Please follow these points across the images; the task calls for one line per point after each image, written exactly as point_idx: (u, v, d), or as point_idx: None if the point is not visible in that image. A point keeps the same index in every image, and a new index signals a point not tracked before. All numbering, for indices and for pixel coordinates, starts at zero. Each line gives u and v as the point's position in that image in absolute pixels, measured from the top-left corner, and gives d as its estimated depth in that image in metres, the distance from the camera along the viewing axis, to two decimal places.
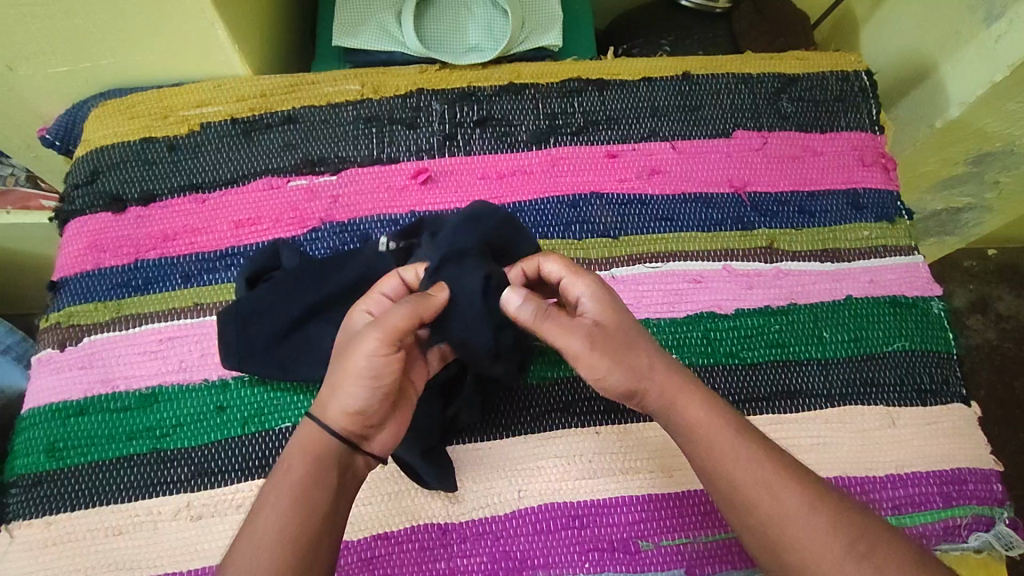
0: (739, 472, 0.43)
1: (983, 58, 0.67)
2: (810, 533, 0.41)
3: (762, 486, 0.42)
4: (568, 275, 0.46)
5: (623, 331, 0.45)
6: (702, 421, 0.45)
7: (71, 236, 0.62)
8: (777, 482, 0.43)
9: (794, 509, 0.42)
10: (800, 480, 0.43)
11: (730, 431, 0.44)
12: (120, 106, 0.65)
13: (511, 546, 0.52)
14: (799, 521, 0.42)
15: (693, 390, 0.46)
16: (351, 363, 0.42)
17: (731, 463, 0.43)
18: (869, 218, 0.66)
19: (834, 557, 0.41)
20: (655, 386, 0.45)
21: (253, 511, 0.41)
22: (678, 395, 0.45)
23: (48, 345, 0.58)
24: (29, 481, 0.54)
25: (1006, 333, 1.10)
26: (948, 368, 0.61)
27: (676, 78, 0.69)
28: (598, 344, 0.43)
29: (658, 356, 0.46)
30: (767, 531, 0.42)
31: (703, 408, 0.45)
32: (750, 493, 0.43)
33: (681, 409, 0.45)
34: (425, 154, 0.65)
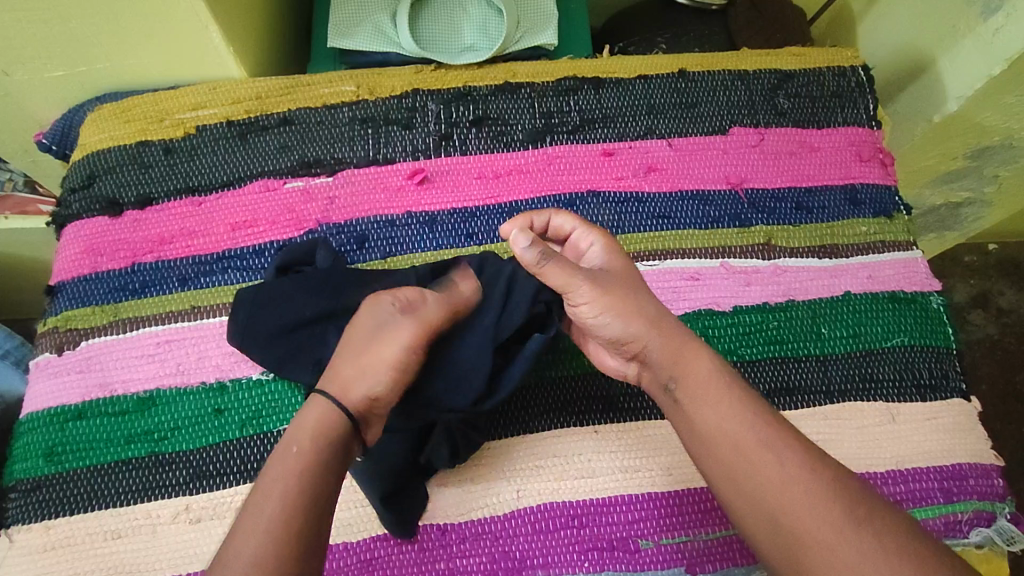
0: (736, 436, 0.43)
1: (980, 52, 0.66)
2: (802, 504, 0.40)
3: (755, 449, 0.42)
4: (578, 231, 0.51)
5: (626, 281, 0.48)
6: (704, 383, 0.45)
7: (68, 240, 0.62)
8: (775, 450, 0.42)
9: (788, 477, 0.41)
10: (804, 452, 0.42)
11: (734, 396, 0.44)
12: (116, 110, 0.65)
13: (510, 546, 0.52)
14: (793, 489, 0.41)
15: (700, 349, 0.47)
16: (384, 348, 0.44)
17: (732, 423, 0.43)
18: (867, 213, 0.66)
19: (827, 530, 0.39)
20: (657, 340, 0.46)
21: (253, 502, 0.40)
22: (679, 356, 0.46)
23: (46, 350, 0.58)
24: (28, 486, 0.54)
25: (1007, 327, 1.09)
26: (948, 363, 0.61)
27: (671, 75, 0.69)
28: (599, 286, 0.47)
29: (659, 307, 0.48)
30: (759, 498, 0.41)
31: (708, 370, 0.46)
32: (744, 456, 0.42)
33: (682, 368, 0.46)
34: (421, 155, 0.65)
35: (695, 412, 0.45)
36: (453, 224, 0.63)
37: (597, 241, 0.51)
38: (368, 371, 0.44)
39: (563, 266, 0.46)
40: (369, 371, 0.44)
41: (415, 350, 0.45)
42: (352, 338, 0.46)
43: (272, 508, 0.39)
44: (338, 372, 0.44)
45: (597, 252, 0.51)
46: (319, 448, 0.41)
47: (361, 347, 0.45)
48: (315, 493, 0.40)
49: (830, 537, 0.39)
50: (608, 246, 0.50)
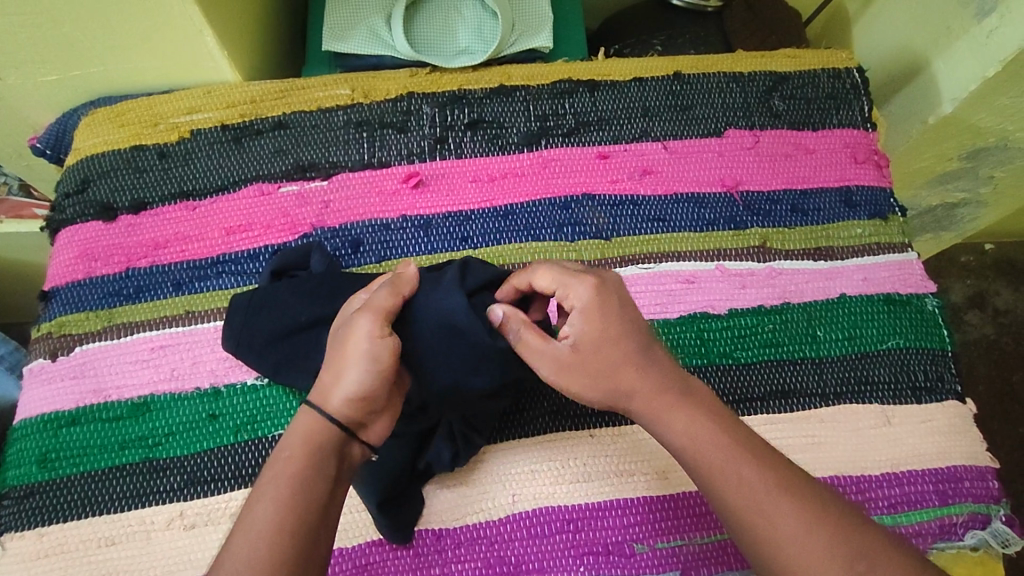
0: (739, 493, 0.42)
1: (974, 53, 0.67)
2: (815, 552, 0.40)
3: (764, 500, 0.42)
4: (560, 288, 0.46)
5: (602, 357, 0.46)
6: (688, 441, 0.44)
7: (62, 245, 0.62)
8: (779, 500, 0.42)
9: (796, 526, 0.41)
10: (804, 494, 0.42)
11: (728, 447, 0.44)
12: (109, 114, 0.64)
13: (506, 551, 0.52)
14: (802, 540, 0.41)
15: (682, 399, 0.46)
16: (349, 346, 0.43)
17: (722, 477, 0.43)
18: (862, 215, 0.66)
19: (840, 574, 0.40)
20: (642, 395, 0.46)
21: (248, 506, 0.40)
22: (669, 408, 0.45)
23: (39, 356, 0.58)
24: (21, 492, 0.54)
25: (1004, 327, 1.09)
26: (943, 365, 0.61)
27: (666, 78, 0.69)
28: (560, 371, 0.46)
29: (637, 372, 0.45)
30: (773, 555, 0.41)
31: (690, 424, 0.45)
32: (750, 514, 0.42)
33: (665, 425, 0.45)
34: (416, 158, 0.65)
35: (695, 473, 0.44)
36: (449, 228, 0.63)
37: (577, 309, 0.46)
38: (335, 372, 0.43)
39: (528, 345, 0.46)
40: (339, 371, 0.43)
41: (385, 340, 0.43)
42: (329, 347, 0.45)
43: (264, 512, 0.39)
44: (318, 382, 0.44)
45: (579, 317, 0.46)
46: (310, 452, 0.41)
47: (331, 352, 0.44)
48: (309, 497, 0.40)
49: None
50: (590, 314, 0.45)
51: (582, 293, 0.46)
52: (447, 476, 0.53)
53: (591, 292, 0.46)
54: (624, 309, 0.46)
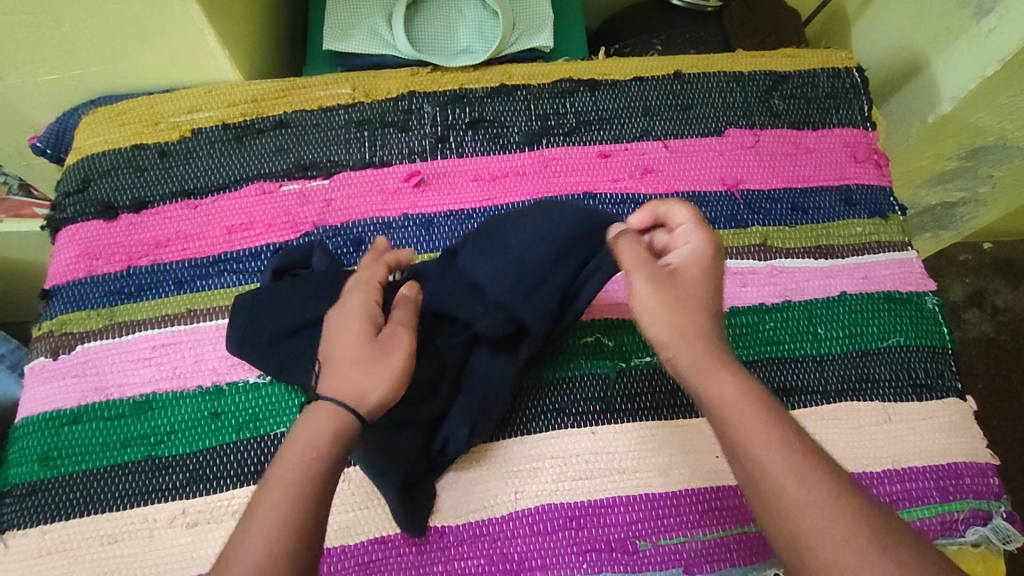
0: (763, 452, 0.40)
1: (973, 53, 0.67)
2: (829, 531, 0.37)
3: (784, 466, 0.39)
4: (683, 227, 0.49)
5: (695, 291, 0.46)
6: (730, 398, 0.42)
7: (63, 243, 0.62)
8: (800, 469, 0.39)
9: (814, 496, 0.38)
10: (833, 477, 0.39)
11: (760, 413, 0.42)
12: (111, 113, 0.65)
13: (509, 548, 0.52)
14: (816, 510, 0.38)
15: (725, 359, 0.45)
16: (388, 359, 0.45)
17: (756, 440, 0.41)
18: (862, 214, 0.66)
19: (858, 555, 0.36)
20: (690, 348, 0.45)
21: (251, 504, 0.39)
22: (710, 369, 0.44)
23: (41, 354, 0.58)
24: (23, 490, 0.54)
25: (1002, 325, 1.10)
26: (943, 363, 0.61)
27: (666, 77, 0.70)
28: (654, 288, 0.46)
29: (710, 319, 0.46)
30: (784, 522, 0.38)
31: (735, 387, 0.43)
32: (768, 474, 0.39)
33: (709, 380, 0.43)
34: (418, 157, 0.65)
35: (724, 428, 0.42)
36: (451, 227, 0.63)
37: (690, 248, 0.48)
38: (380, 378, 0.44)
39: (632, 258, 0.47)
40: (380, 378, 0.44)
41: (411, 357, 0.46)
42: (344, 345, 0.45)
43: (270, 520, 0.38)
44: (345, 380, 0.44)
45: (688, 254, 0.48)
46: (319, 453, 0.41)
47: (362, 352, 0.45)
48: (317, 504, 0.39)
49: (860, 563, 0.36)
50: (702, 254, 0.48)
51: (699, 238, 0.48)
52: (450, 474, 0.53)
53: (712, 242, 0.48)
54: (721, 271, 0.49)
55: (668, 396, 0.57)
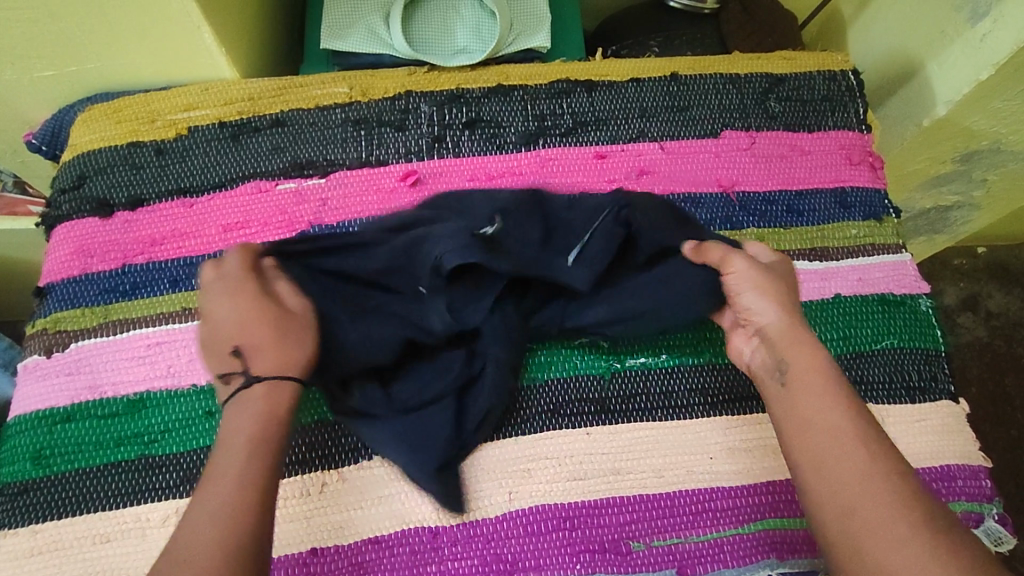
0: (821, 429, 0.45)
1: (968, 56, 0.67)
2: (880, 501, 0.41)
3: (842, 440, 0.44)
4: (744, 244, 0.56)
5: (783, 276, 0.53)
6: (807, 376, 0.48)
7: (58, 241, 0.61)
8: (856, 449, 0.43)
9: (856, 470, 0.43)
10: (893, 458, 0.43)
11: (830, 396, 0.46)
12: (107, 111, 0.65)
13: (503, 549, 0.52)
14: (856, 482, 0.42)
15: (805, 344, 0.49)
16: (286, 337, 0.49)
17: (825, 415, 0.46)
18: (857, 216, 0.66)
19: (884, 524, 0.40)
20: (778, 333, 0.50)
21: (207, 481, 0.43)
22: (795, 343, 0.49)
23: (34, 352, 0.58)
24: (15, 489, 0.53)
25: (996, 330, 1.10)
26: (937, 365, 0.61)
27: (663, 78, 0.70)
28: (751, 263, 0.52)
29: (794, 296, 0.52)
30: (837, 487, 0.43)
31: (813, 364, 0.48)
32: (823, 447, 0.44)
33: (793, 357, 0.49)
34: (414, 157, 0.65)
35: (791, 405, 0.47)
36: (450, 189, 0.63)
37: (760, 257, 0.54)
38: None
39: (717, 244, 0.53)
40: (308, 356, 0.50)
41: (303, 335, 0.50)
42: (248, 327, 0.49)
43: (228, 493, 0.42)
44: (274, 361, 0.48)
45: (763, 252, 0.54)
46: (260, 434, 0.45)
47: (276, 333, 0.49)
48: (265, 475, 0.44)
49: (886, 533, 0.40)
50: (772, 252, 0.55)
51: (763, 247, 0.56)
52: (473, 454, 0.54)
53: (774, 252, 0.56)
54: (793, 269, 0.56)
55: (662, 396, 0.57)
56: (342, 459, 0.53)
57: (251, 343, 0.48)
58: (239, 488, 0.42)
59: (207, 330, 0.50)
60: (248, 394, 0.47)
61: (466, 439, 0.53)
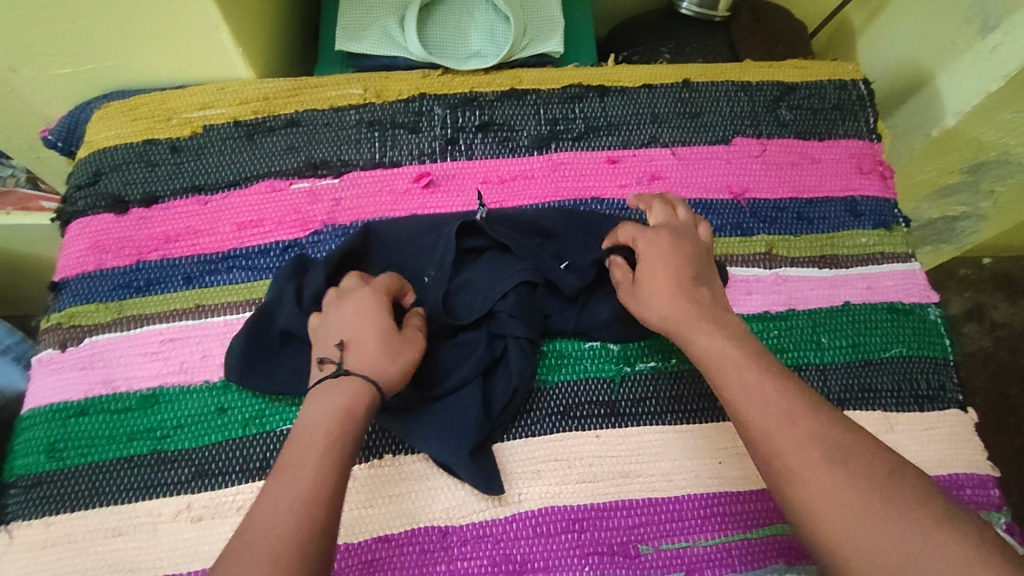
0: (749, 405, 0.45)
1: (978, 67, 0.68)
2: (812, 466, 0.42)
3: (762, 414, 0.45)
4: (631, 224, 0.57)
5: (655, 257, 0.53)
6: (716, 356, 0.48)
7: (73, 236, 0.62)
8: (816, 458, 0.42)
9: (789, 435, 0.43)
10: (813, 419, 0.44)
11: (779, 402, 0.45)
12: (123, 108, 0.65)
13: (511, 549, 0.52)
14: (824, 494, 0.41)
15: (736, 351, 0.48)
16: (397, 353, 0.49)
17: (740, 393, 0.46)
18: (866, 225, 0.67)
19: (820, 490, 0.41)
20: (672, 326, 0.51)
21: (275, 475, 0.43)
22: (696, 328, 0.50)
23: (48, 346, 0.58)
24: (29, 481, 0.54)
25: (1001, 340, 1.10)
26: (945, 374, 0.62)
27: (675, 85, 0.70)
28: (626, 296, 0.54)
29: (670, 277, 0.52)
30: (773, 463, 0.43)
31: (718, 343, 0.49)
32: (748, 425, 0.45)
33: (698, 342, 0.49)
34: (427, 159, 0.65)
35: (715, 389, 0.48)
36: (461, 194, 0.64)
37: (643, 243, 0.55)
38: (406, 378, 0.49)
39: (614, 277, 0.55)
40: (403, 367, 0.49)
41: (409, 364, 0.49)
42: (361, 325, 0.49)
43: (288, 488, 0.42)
44: (369, 360, 0.47)
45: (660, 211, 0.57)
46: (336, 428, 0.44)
47: (387, 340, 0.49)
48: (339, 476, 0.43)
49: (839, 509, 0.40)
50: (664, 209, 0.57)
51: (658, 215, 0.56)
52: (504, 442, 0.55)
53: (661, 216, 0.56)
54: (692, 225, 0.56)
55: (671, 401, 0.57)
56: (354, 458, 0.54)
57: (363, 340, 0.48)
58: (314, 483, 0.42)
59: (327, 322, 0.51)
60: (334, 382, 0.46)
61: (481, 438, 0.53)
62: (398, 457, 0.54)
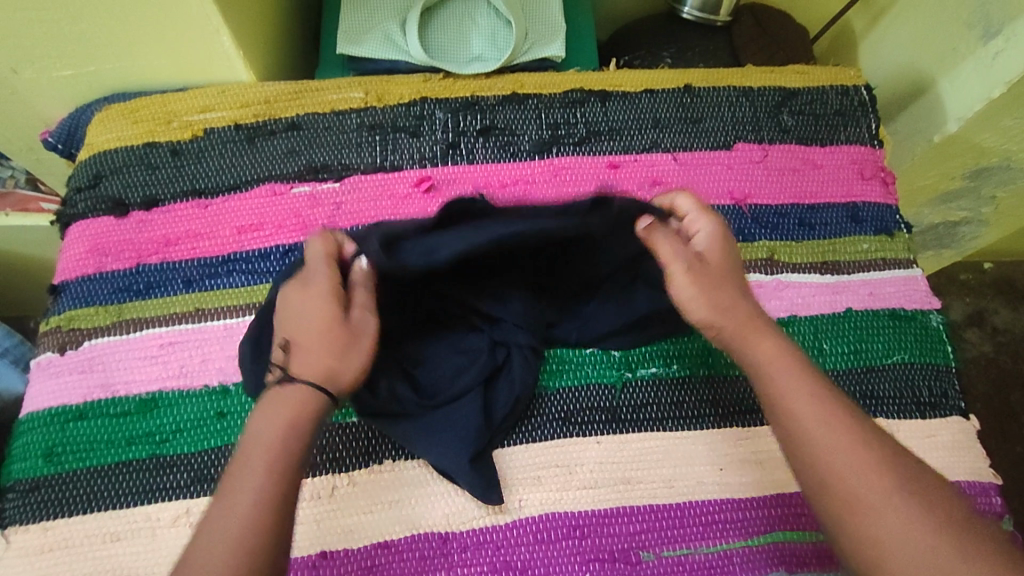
0: (801, 408, 0.45)
1: (979, 73, 0.68)
2: (861, 470, 0.42)
3: (812, 419, 0.45)
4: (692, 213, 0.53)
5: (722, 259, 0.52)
6: (768, 357, 0.48)
7: (73, 239, 0.62)
8: (871, 467, 0.42)
9: (839, 440, 0.44)
10: (853, 423, 0.45)
11: (829, 411, 0.45)
12: (124, 111, 0.65)
13: (511, 556, 0.52)
14: (901, 528, 0.40)
15: (798, 373, 0.47)
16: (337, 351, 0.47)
17: (792, 396, 0.46)
18: (868, 231, 0.67)
19: (870, 495, 0.42)
20: (731, 324, 0.49)
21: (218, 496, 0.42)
22: (752, 330, 0.49)
23: (47, 349, 0.58)
24: (27, 485, 0.54)
25: (1001, 345, 1.10)
26: (947, 381, 0.61)
27: (677, 90, 0.70)
28: (696, 277, 0.49)
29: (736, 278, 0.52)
30: (817, 467, 0.43)
31: (770, 344, 0.49)
32: (800, 428, 0.45)
33: (753, 343, 0.49)
34: (428, 163, 0.65)
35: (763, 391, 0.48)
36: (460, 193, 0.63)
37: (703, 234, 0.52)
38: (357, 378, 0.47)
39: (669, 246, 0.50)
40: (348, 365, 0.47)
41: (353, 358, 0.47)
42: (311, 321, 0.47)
43: (242, 505, 0.41)
44: (312, 364, 0.46)
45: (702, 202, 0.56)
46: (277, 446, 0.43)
47: (327, 338, 0.47)
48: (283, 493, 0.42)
49: (888, 511, 0.41)
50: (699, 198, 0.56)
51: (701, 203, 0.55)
52: (504, 448, 0.55)
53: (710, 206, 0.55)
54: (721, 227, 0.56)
55: (672, 406, 0.57)
56: (353, 463, 0.54)
57: (300, 344, 0.47)
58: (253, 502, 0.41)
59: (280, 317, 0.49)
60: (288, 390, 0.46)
61: (479, 446, 0.53)
62: (398, 463, 0.54)
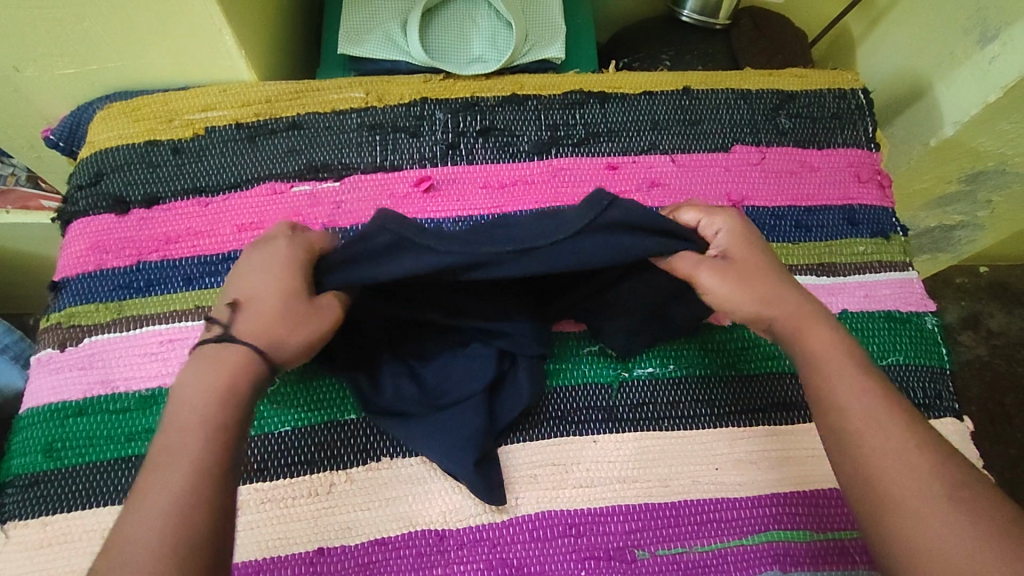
0: (853, 404, 0.46)
1: (975, 78, 0.68)
2: (903, 467, 0.42)
3: (862, 415, 0.45)
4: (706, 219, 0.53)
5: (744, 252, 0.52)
6: (822, 351, 0.48)
7: (74, 236, 0.62)
8: (916, 465, 0.42)
9: (889, 439, 0.44)
10: (896, 423, 0.45)
11: (878, 410, 0.45)
12: (125, 110, 0.65)
13: (508, 554, 0.52)
14: (943, 526, 0.40)
15: (850, 370, 0.47)
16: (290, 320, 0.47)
17: (842, 391, 0.46)
18: (864, 233, 0.67)
19: (911, 492, 0.41)
20: (783, 320, 0.50)
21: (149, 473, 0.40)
22: (805, 324, 0.50)
23: (47, 345, 0.58)
24: (26, 481, 0.54)
25: (996, 348, 1.11)
26: (941, 383, 0.62)
27: (675, 92, 0.71)
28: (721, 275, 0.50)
29: (783, 281, 0.51)
30: (860, 462, 0.44)
31: (825, 339, 0.49)
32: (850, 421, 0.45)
33: (807, 336, 0.49)
34: (428, 163, 0.65)
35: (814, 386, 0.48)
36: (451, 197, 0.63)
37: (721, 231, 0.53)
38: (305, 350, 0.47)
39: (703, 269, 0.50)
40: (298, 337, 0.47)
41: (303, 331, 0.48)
42: (268, 285, 0.48)
43: (180, 484, 0.39)
44: (266, 329, 0.46)
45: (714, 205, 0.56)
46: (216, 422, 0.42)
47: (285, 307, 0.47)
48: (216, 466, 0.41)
49: (924, 508, 0.41)
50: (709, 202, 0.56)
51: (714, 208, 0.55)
52: (504, 447, 0.55)
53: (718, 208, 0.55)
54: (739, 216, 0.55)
55: (670, 406, 0.58)
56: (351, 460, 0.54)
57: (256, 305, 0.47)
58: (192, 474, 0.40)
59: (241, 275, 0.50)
60: (234, 356, 0.45)
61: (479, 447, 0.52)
62: (396, 460, 0.54)
